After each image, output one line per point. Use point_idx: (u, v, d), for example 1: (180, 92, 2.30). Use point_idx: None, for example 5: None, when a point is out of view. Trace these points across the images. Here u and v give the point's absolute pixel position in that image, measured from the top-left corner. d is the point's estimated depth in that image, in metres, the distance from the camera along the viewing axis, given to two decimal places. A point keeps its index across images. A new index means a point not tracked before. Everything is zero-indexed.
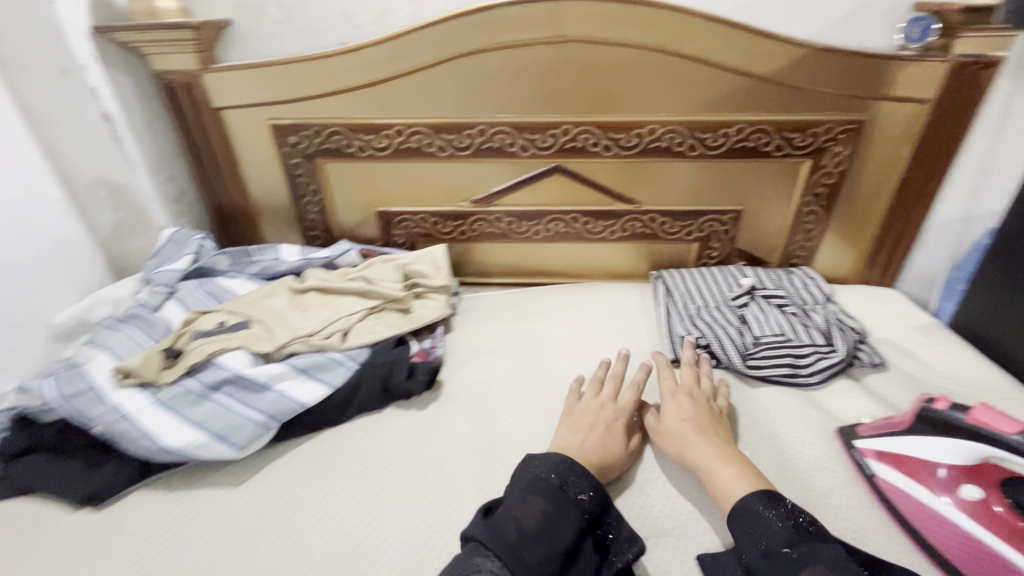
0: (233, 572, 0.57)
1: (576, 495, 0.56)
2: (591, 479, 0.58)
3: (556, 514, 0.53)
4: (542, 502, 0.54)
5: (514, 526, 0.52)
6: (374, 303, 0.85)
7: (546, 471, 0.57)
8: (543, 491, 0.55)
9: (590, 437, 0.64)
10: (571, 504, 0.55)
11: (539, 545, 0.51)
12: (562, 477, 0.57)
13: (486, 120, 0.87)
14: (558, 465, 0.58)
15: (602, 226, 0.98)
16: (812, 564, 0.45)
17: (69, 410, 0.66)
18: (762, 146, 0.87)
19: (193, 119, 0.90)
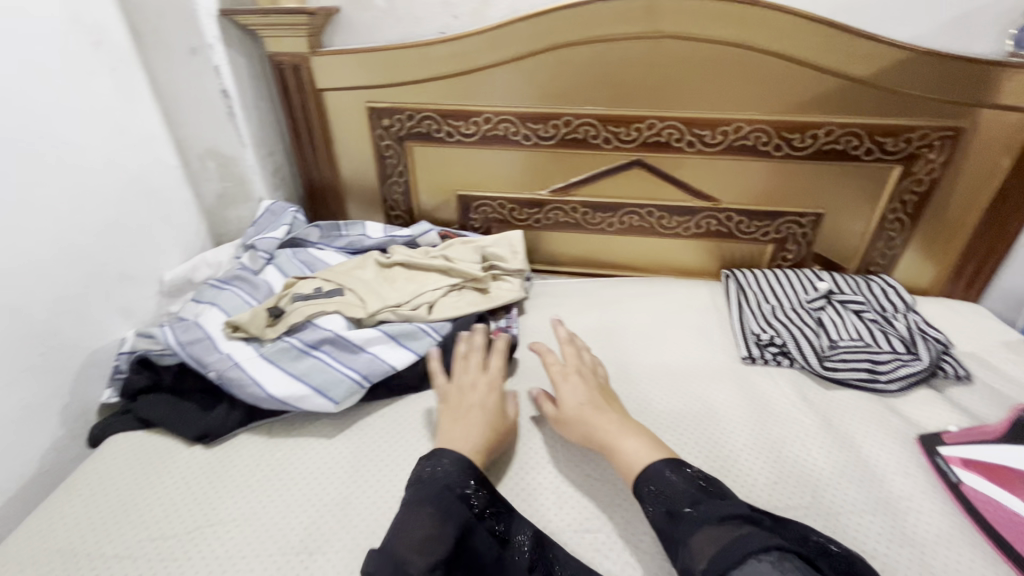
0: (334, 511, 0.61)
1: (460, 491, 0.56)
2: (469, 471, 0.58)
3: (445, 521, 0.53)
4: (427, 507, 0.54)
5: (401, 540, 0.52)
6: (455, 281, 0.89)
7: (434, 469, 0.58)
8: (428, 494, 0.55)
9: (473, 415, 0.66)
10: (456, 501, 0.55)
11: (423, 557, 0.51)
12: (452, 472, 0.58)
13: (573, 111, 0.90)
14: (451, 464, 0.58)
15: (677, 222, 0.99)
16: (713, 519, 0.50)
17: (187, 355, 0.73)
18: (851, 149, 0.86)
19: (297, 98, 0.97)
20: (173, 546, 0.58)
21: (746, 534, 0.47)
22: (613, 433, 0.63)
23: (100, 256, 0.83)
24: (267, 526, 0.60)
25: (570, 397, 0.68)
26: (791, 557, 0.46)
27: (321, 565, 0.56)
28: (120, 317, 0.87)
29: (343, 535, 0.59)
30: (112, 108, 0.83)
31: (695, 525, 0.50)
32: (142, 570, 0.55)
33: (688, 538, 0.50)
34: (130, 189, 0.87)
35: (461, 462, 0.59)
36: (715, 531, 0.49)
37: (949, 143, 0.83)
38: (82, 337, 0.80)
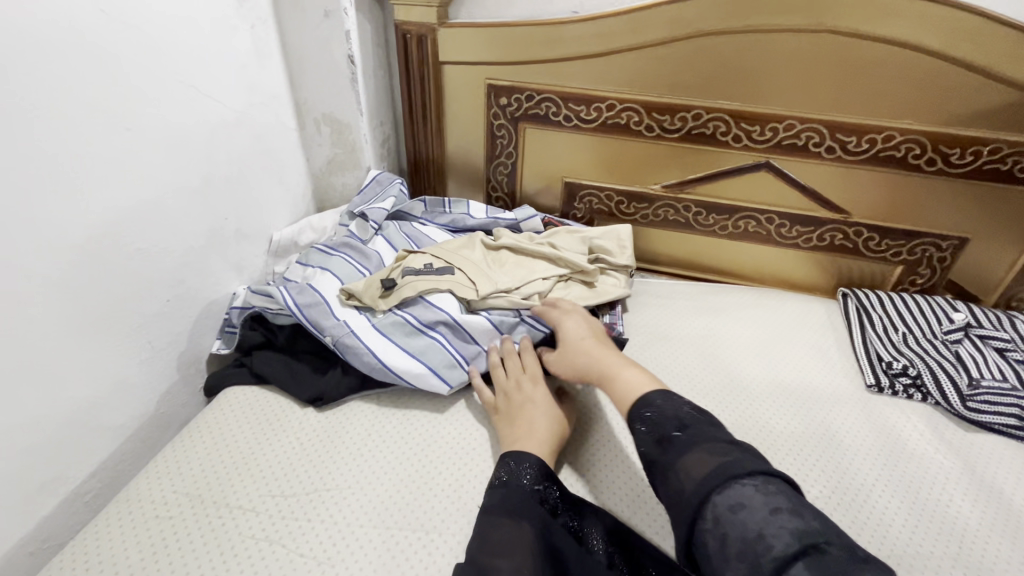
0: (448, 491, 0.61)
1: (535, 494, 0.56)
2: (541, 474, 0.58)
3: (528, 526, 0.53)
4: (505, 513, 0.53)
5: (483, 546, 0.51)
6: (562, 272, 0.86)
7: (517, 475, 0.57)
8: (504, 501, 0.55)
9: (529, 415, 0.64)
10: (535, 504, 0.55)
11: (510, 564, 0.49)
12: (523, 475, 0.57)
13: (705, 105, 0.85)
14: (533, 469, 0.58)
15: (798, 232, 0.93)
16: (702, 444, 0.48)
17: (304, 318, 0.73)
18: (1017, 171, 0.78)
19: (416, 69, 0.96)
20: (294, 505, 0.59)
21: (732, 459, 0.46)
22: (605, 358, 0.65)
23: (223, 211, 0.85)
24: (382, 498, 0.60)
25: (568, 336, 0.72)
26: (777, 481, 0.45)
27: (439, 546, 0.55)
28: (234, 272, 0.89)
29: (458, 519, 0.58)
30: (247, 65, 0.84)
31: (681, 447, 0.49)
32: (266, 525, 0.57)
33: (675, 461, 0.49)
34: (252, 147, 0.89)
35: (532, 465, 0.58)
36: (704, 455, 0.48)
37: None
38: (202, 288, 0.83)
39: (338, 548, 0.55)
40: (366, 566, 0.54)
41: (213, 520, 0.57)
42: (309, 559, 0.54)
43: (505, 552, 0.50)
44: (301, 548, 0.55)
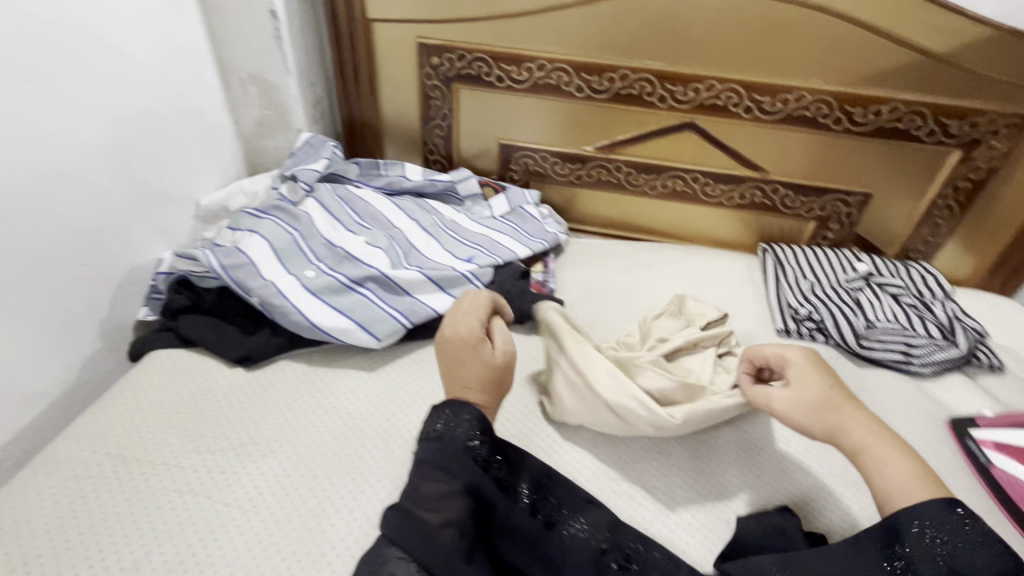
0: (375, 442, 0.63)
1: (468, 451, 0.51)
2: (478, 425, 0.52)
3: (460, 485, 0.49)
4: (438, 470, 0.49)
5: (410, 504, 0.48)
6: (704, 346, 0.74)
7: (457, 429, 0.52)
8: (436, 456, 0.50)
9: (454, 364, 0.56)
10: (469, 458, 0.51)
11: (440, 523, 0.47)
12: (460, 430, 0.52)
13: (631, 66, 0.87)
14: (473, 423, 0.52)
15: (721, 190, 0.98)
16: None
17: (230, 280, 0.73)
18: (913, 130, 0.84)
19: (345, 27, 0.94)
20: (219, 460, 0.59)
21: None
22: (847, 419, 0.52)
23: (143, 173, 0.81)
24: (311, 450, 0.61)
25: (807, 383, 0.56)
26: None
27: (366, 492, 0.58)
28: (159, 237, 0.86)
29: (386, 467, 0.60)
30: (161, 18, 0.80)
31: None
32: (190, 479, 0.57)
33: None
34: (172, 106, 0.85)
35: (471, 419, 0.52)
36: None
37: (1016, 131, 0.81)
38: (124, 253, 0.80)
39: (263, 498, 0.57)
40: (293, 513, 0.55)
41: (135, 478, 0.57)
42: (234, 509, 0.55)
43: (433, 510, 0.47)
44: (226, 500, 0.56)
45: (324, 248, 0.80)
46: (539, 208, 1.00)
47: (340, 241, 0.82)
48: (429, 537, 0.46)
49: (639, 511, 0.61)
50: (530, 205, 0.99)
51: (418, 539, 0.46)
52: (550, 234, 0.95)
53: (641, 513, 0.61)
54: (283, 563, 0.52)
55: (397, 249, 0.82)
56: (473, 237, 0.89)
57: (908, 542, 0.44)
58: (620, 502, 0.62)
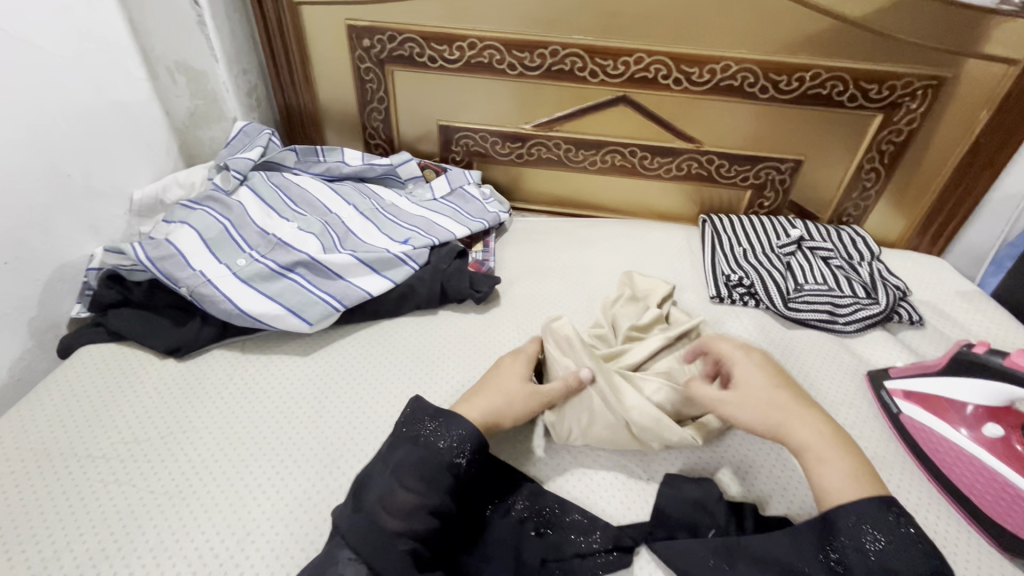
0: (304, 425, 0.64)
1: (452, 465, 0.52)
2: (471, 441, 0.53)
3: (433, 496, 0.50)
4: (414, 477, 0.50)
5: (377, 507, 0.49)
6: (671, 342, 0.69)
7: (439, 439, 0.53)
8: (415, 463, 0.51)
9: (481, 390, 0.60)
10: (444, 471, 0.51)
11: (396, 527, 0.48)
12: (447, 442, 0.53)
13: (560, 41, 0.87)
14: (461, 438, 0.53)
15: (659, 162, 0.99)
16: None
17: (156, 271, 0.71)
18: (836, 95, 0.86)
19: (272, 11, 0.93)
20: (146, 450, 0.60)
21: None
22: (794, 419, 0.53)
23: (65, 166, 0.79)
24: (239, 435, 0.62)
25: (752, 382, 0.56)
26: None
27: (292, 473, 0.59)
28: (89, 232, 0.84)
29: (313, 447, 0.62)
30: (73, 7, 0.76)
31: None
32: (116, 470, 0.58)
33: None
34: (94, 99, 0.81)
35: (466, 435, 0.53)
36: None
37: (931, 93, 0.84)
38: (49, 249, 0.78)
39: (190, 484, 0.57)
40: (217, 496, 0.56)
41: (60, 472, 0.58)
42: (159, 495, 0.56)
43: (393, 516, 0.48)
44: (151, 487, 0.57)
45: (257, 237, 0.80)
46: (482, 188, 1.00)
47: (273, 229, 0.82)
48: (384, 541, 0.47)
49: (569, 484, 0.59)
50: (470, 185, 0.99)
51: (366, 541, 0.47)
52: (490, 214, 0.96)
53: (572, 485, 0.59)
54: (205, 543, 0.53)
55: (331, 235, 0.83)
56: (411, 219, 0.90)
57: (844, 536, 0.46)
58: (549, 476, 0.59)
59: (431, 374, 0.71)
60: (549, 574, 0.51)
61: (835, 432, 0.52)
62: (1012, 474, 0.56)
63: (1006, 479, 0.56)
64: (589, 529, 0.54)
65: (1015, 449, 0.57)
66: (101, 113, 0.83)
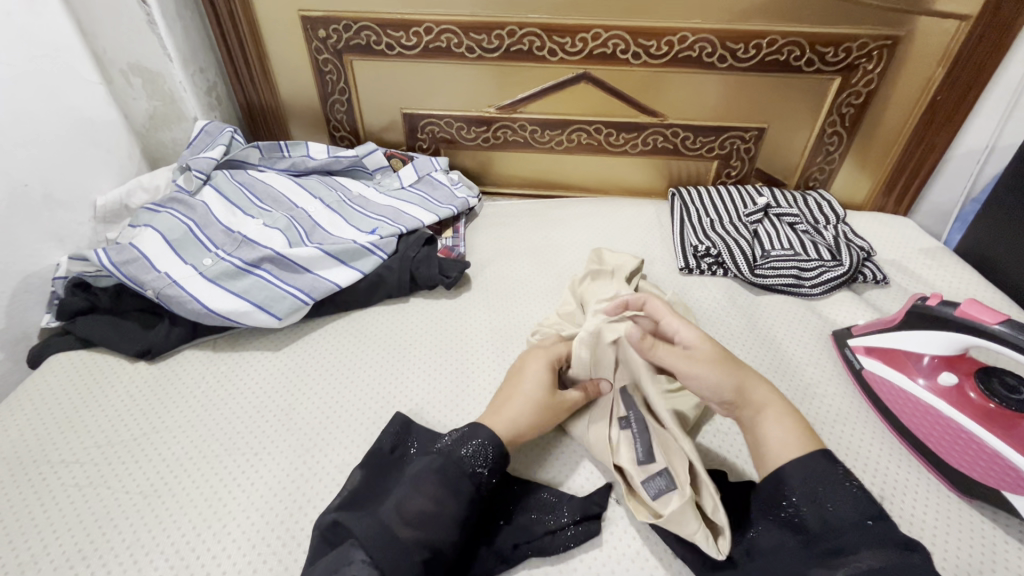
0: (278, 417, 0.65)
1: (472, 472, 0.50)
2: (493, 450, 0.51)
3: (453, 504, 0.48)
4: (434, 486, 0.48)
5: (394, 519, 0.47)
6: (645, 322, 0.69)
7: (459, 448, 0.51)
8: (435, 471, 0.49)
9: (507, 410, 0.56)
10: (463, 479, 0.49)
11: (414, 536, 0.46)
12: (471, 449, 0.51)
13: (518, 21, 0.87)
14: (487, 448, 0.51)
15: (624, 138, 0.99)
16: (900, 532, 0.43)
17: (121, 276, 0.70)
18: (793, 61, 0.86)
19: (223, 6, 0.91)
20: (120, 451, 0.61)
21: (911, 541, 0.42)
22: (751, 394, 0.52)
23: (21, 176, 0.75)
24: (213, 432, 0.63)
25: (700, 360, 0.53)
26: None
27: (266, 464, 0.60)
28: (54, 241, 0.81)
29: (287, 438, 0.62)
30: (13, 11, 0.72)
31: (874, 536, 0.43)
32: (89, 473, 0.59)
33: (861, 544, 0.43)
34: (46, 105, 0.77)
35: (484, 442, 0.52)
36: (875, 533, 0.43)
37: (887, 53, 0.84)
38: (11, 261, 0.76)
39: (165, 481, 0.58)
40: (193, 492, 0.57)
41: (34, 479, 0.58)
42: (134, 495, 0.57)
43: (411, 526, 0.46)
44: (125, 488, 0.57)
45: (222, 235, 0.79)
46: (449, 174, 1.01)
47: (238, 226, 0.82)
48: (400, 550, 0.45)
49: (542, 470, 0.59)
50: (438, 171, 0.99)
51: (385, 549, 0.45)
52: (459, 199, 0.96)
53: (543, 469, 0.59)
54: (182, 538, 0.53)
55: (297, 229, 0.83)
56: (378, 209, 0.90)
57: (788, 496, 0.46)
58: (524, 470, 0.59)
59: (403, 360, 0.72)
60: (522, 557, 0.51)
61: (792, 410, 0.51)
62: (968, 422, 0.57)
63: (962, 426, 0.57)
64: (556, 507, 0.54)
65: (968, 397, 0.58)
66: (58, 129, 0.79)
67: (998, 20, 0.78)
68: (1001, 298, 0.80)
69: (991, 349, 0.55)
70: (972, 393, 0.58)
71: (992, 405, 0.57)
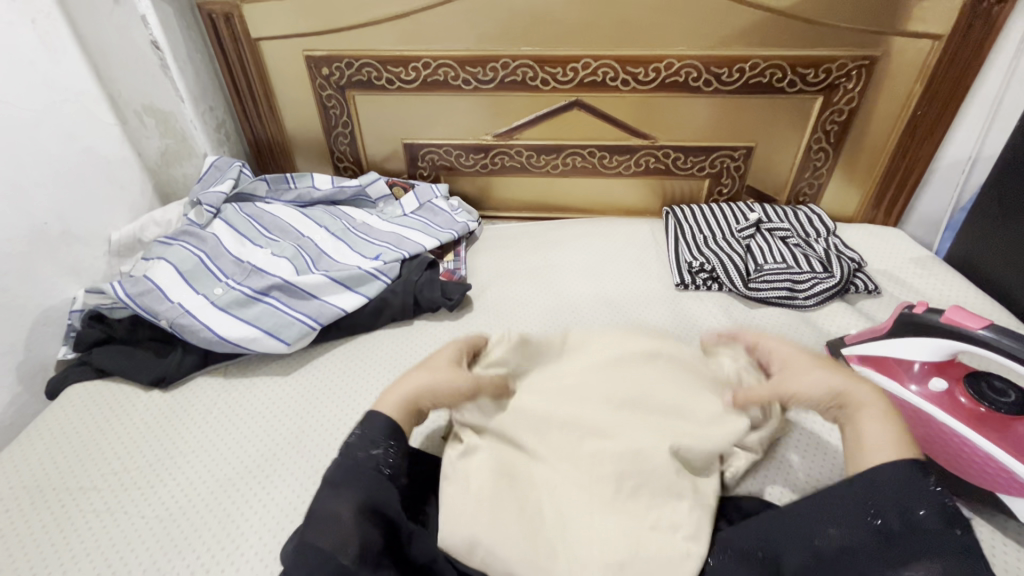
0: (288, 442, 0.66)
1: (370, 460, 0.51)
2: (385, 439, 0.52)
3: (365, 501, 0.48)
4: (340, 488, 0.48)
5: (304, 530, 0.46)
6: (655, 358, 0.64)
7: (356, 444, 0.51)
8: (340, 473, 0.49)
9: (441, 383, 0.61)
10: (369, 472, 0.50)
11: (337, 540, 0.45)
12: (361, 441, 0.51)
13: (510, 54, 0.91)
14: (382, 436, 0.52)
15: (617, 161, 1.03)
16: None
17: (136, 307, 0.73)
18: (776, 82, 0.90)
19: (232, 49, 0.97)
20: (135, 477, 0.63)
21: None
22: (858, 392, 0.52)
23: (41, 215, 0.78)
24: (226, 456, 0.65)
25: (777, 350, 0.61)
26: None
27: (278, 485, 0.61)
28: (70, 276, 0.84)
29: (297, 462, 0.64)
30: (35, 60, 0.76)
31: None
32: (107, 499, 0.60)
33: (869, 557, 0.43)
34: (66, 147, 0.81)
35: (376, 427, 0.53)
36: None
37: (866, 72, 0.88)
38: (32, 296, 0.79)
39: (180, 507, 0.60)
40: (206, 516, 0.58)
41: (54, 506, 0.60)
42: (150, 519, 0.58)
43: (328, 530, 0.46)
44: (142, 513, 0.59)
45: (232, 265, 0.83)
46: (449, 201, 1.04)
47: (247, 256, 0.85)
48: (320, 557, 0.44)
49: None
50: (439, 198, 1.03)
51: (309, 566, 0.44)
52: (459, 224, 0.99)
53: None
54: (197, 561, 0.55)
55: (304, 257, 0.86)
56: (382, 236, 0.93)
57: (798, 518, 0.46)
58: None
59: None
60: None
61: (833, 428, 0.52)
62: (960, 426, 0.57)
63: (954, 430, 0.58)
64: None
65: (959, 402, 0.59)
66: (77, 168, 0.84)
67: (969, 39, 0.82)
68: (992, 305, 0.81)
69: (978, 354, 0.56)
70: (962, 397, 0.59)
71: (982, 408, 0.57)
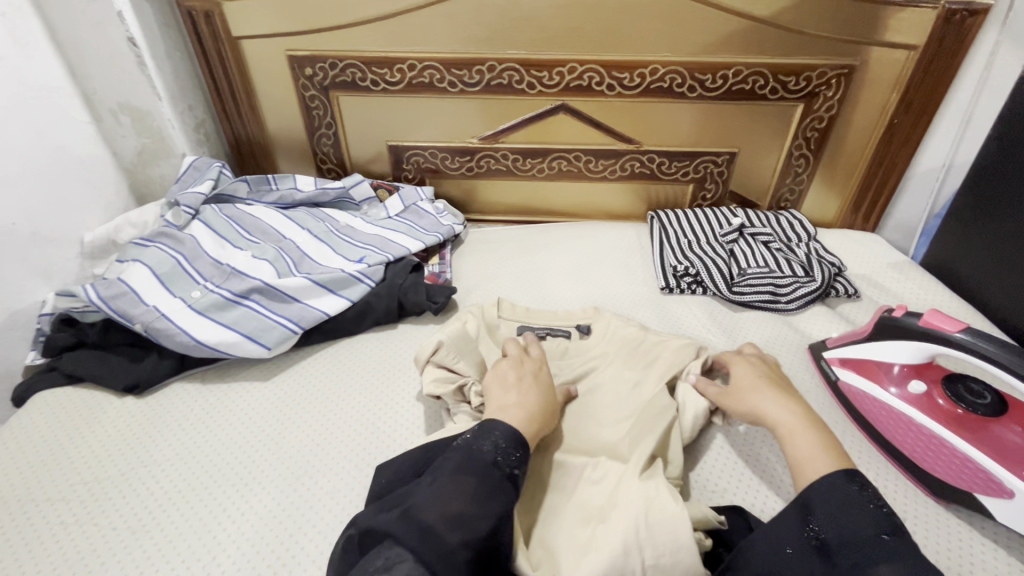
0: (266, 449, 0.65)
1: (496, 463, 0.48)
2: (512, 441, 0.50)
3: (477, 498, 0.45)
4: (463, 485, 0.45)
5: (424, 519, 0.42)
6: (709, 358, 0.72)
7: (477, 442, 0.49)
8: (461, 467, 0.46)
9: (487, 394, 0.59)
10: (495, 475, 0.47)
11: (454, 532, 0.42)
12: (489, 445, 0.49)
13: (496, 57, 0.91)
14: (506, 438, 0.50)
15: (603, 165, 1.03)
16: None
17: (109, 310, 0.71)
18: (759, 89, 0.91)
19: (212, 48, 0.95)
20: (106, 487, 0.60)
21: None
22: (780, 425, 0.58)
23: (8, 216, 0.76)
24: (203, 464, 0.63)
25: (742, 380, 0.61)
26: None
27: (256, 493, 0.60)
28: (40, 279, 0.81)
29: (277, 467, 0.63)
30: (4, 56, 0.74)
31: None
32: (76, 511, 0.58)
33: None
34: (35, 146, 0.78)
35: (499, 432, 0.50)
36: None
37: (845, 81, 0.89)
38: None
39: (154, 517, 0.58)
40: (182, 526, 0.57)
41: (15, 518, 0.57)
42: (121, 530, 0.56)
43: (447, 522, 0.42)
44: (113, 523, 0.57)
45: (211, 267, 0.81)
46: (434, 203, 1.03)
47: (226, 259, 0.83)
48: (436, 541, 0.41)
49: None
50: (424, 201, 1.02)
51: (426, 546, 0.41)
52: (445, 227, 0.98)
53: None
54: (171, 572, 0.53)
55: (286, 260, 0.85)
56: (366, 238, 0.92)
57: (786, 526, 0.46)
58: None
59: (392, 382, 0.73)
60: None
61: (823, 432, 0.52)
62: (938, 426, 0.59)
63: (933, 431, 0.60)
64: None
65: (937, 403, 0.61)
66: (49, 167, 0.81)
67: (943, 50, 0.84)
68: (966, 308, 0.84)
69: (954, 357, 0.57)
70: (940, 400, 0.61)
71: (959, 410, 0.59)
